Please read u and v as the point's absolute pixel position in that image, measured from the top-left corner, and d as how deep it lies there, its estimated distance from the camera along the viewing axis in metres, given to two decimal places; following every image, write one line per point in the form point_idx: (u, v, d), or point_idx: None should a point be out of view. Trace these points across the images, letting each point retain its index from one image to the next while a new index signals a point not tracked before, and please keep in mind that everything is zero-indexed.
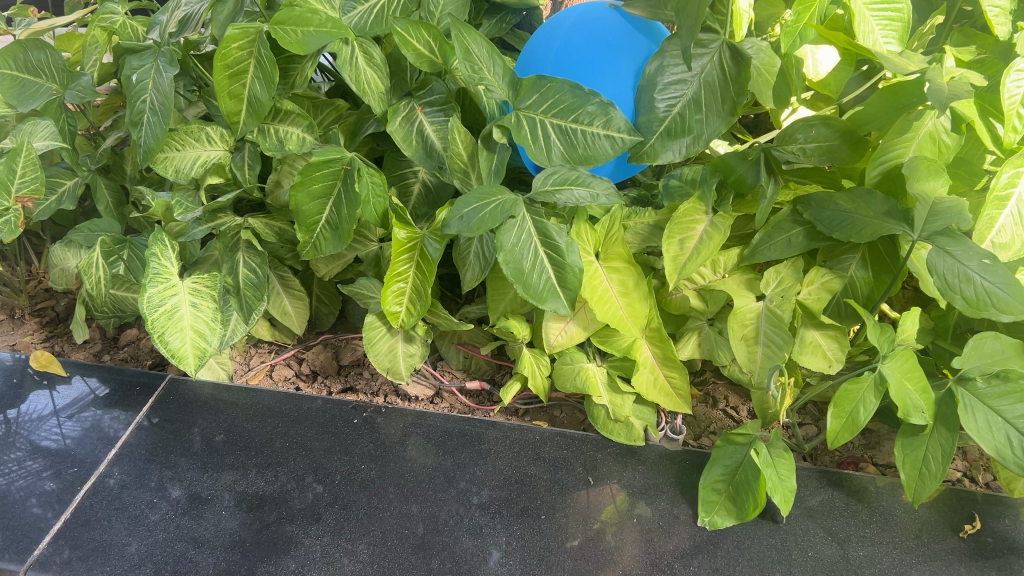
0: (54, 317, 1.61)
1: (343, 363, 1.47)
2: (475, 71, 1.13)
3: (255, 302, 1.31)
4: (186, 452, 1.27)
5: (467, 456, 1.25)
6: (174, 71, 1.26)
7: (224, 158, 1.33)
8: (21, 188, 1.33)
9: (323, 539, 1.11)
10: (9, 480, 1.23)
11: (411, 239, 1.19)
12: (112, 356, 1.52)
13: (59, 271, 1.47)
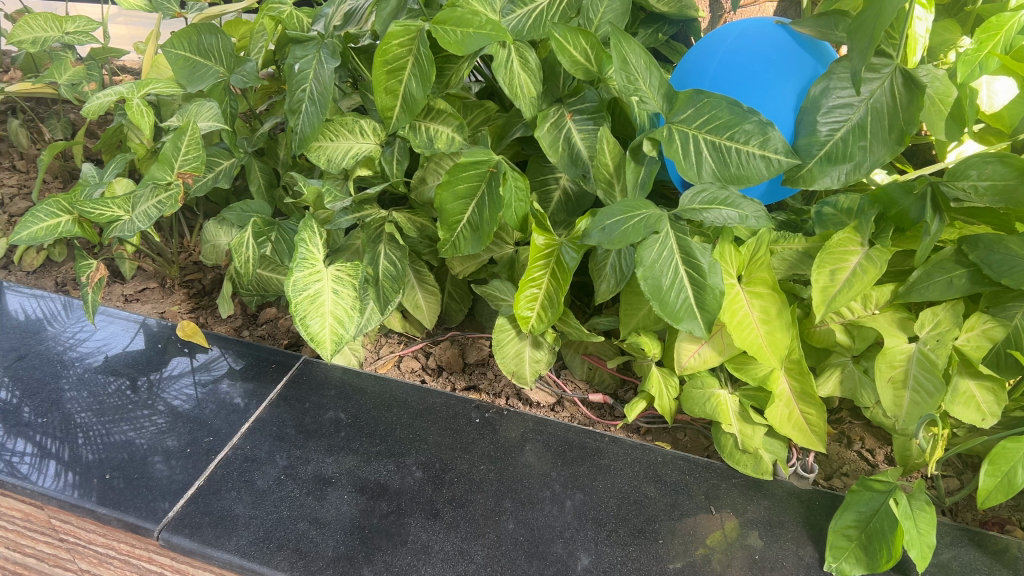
0: (201, 290, 1.68)
1: (468, 361, 1.48)
2: (631, 82, 1.12)
3: (392, 294, 1.35)
4: (313, 433, 1.30)
5: (585, 470, 1.24)
6: (335, 64, 1.30)
7: (375, 151, 1.36)
8: (183, 165, 1.41)
9: (437, 535, 1.11)
10: (148, 439, 1.30)
11: (549, 246, 1.19)
12: (251, 332, 1.58)
13: (211, 247, 1.53)
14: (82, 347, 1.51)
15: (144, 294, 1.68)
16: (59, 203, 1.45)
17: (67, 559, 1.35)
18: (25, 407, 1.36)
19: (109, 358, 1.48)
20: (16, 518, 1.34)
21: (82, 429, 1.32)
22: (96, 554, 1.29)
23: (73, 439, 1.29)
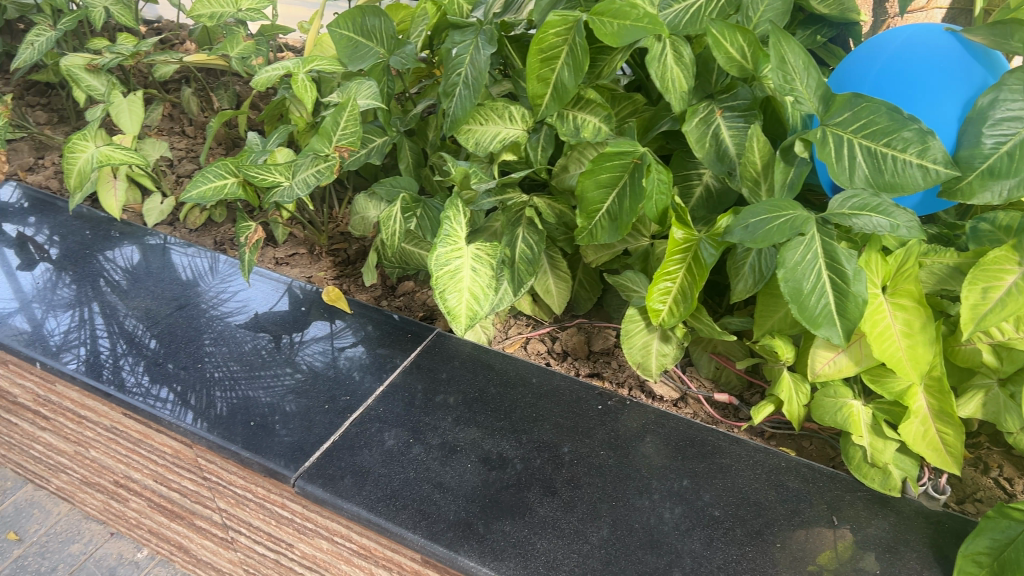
0: (345, 259, 1.77)
1: (593, 349, 1.50)
2: (787, 81, 1.11)
3: (526, 277, 1.38)
4: (441, 402, 1.35)
5: (706, 467, 1.24)
6: (491, 49, 1.34)
7: (521, 137, 1.39)
8: (341, 139, 1.49)
9: (555, 512, 1.15)
10: (282, 396, 1.38)
11: (688, 240, 1.20)
12: (389, 303, 1.65)
13: (359, 219, 1.61)
14: (226, 305, 1.62)
15: (293, 258, 1.78)
16: (227, 166, 1.57)
17: (207, 497, 1.46)
18: (178, 357, 1.48)
19: (258, 315, 1.59)
20: (167, 455, 1.45)
21: (229, 378, 1.42)
22: (234, 495, 1.39)
23: (218, 390, 1.39)
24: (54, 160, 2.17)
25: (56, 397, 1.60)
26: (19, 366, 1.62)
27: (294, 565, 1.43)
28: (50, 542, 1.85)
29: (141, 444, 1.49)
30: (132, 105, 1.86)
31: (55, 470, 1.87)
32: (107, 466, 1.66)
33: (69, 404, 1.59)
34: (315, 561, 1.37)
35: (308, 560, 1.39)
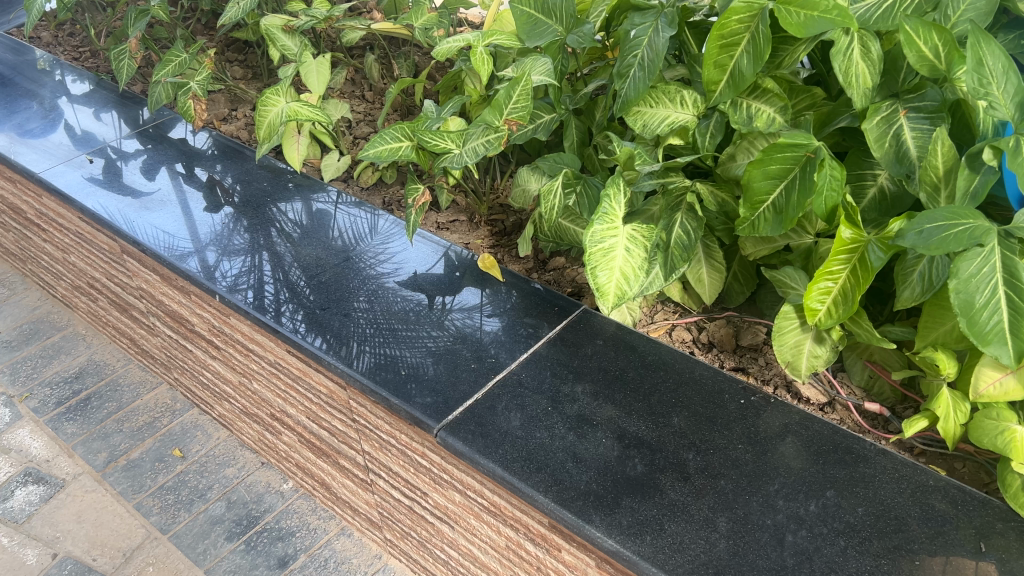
0: (502, 230, 1.81)
1: (741, 344, 1.48)
2: (982, 85, 1.06)
3: (679, 263, 1.37)
4: (582, 375, 1.37)
5: (846, 475, 1.19)
6: (671, 32, 1.34)
7: (690, 122, 1.38)
8: (512, 113, 1.52)
9: (686, 497, 1.15)
10: (431, 356, 1.44)
11: (856, 241, 1.16)
12: (539, 276, 1.67)
13: (520, 191, 1.60)
14: (385, 266, 1.69)
15: (453, 225, 1.85)
16: (403, 130, 1.64)
17: (353, 439, 1.58)
18: (337, 311, 1.57)
19: (418, 274, 1.67)
20: (322, 394, 1.57)
21: (381, 336, 1.50)
22: (379, 439, 1.50)
23: (372, 346, 1.47)
24: (246, 112, 2.33)
25: (228, 329, 1.74)
26: (199, 297, 1.77)
27: (426, 514, 1.52)
28: (209, 462, 2.04)
29: (300, 381, 1.61)
30: (320, 66, 1.97)
31: (220, 397, 2.03)
32: (266, 399, 1.80)
33: (239, 337, 1.72)
34: (446, 512, 1.45)
35: (439, 510, 1.47)
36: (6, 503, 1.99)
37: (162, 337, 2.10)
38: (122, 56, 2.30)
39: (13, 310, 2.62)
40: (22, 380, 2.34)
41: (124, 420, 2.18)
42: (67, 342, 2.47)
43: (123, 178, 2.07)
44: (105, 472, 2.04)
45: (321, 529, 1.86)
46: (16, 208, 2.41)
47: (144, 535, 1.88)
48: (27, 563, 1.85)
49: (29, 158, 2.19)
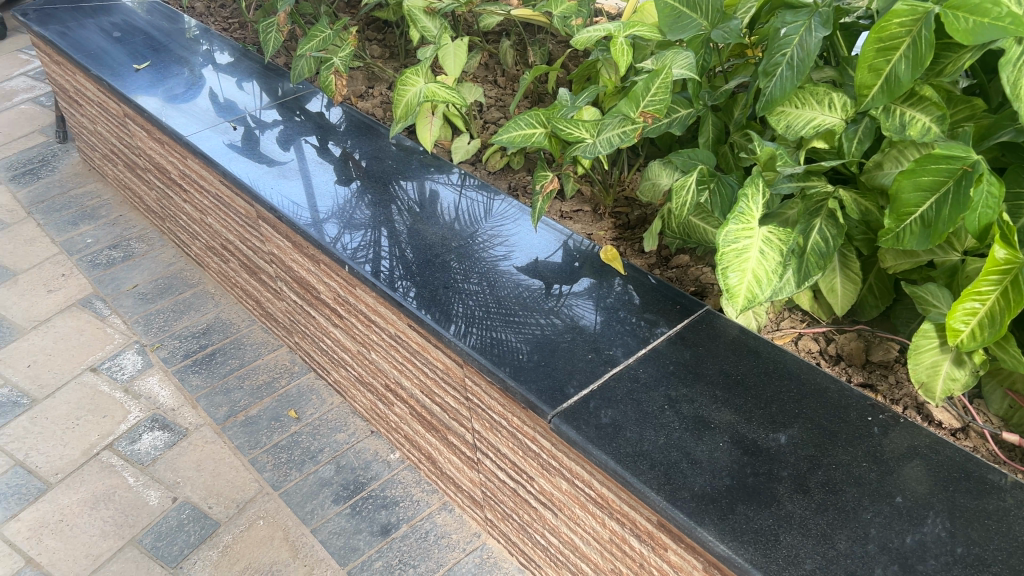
0: (626, 224, 1.79)
1: (870, 359, 1.43)
2: None
3: (813, 271, 1.33)
4: (700, 376, 1.35)
5: (977, 506, 1.13)
6: (824, 33, 1.30)
7: (838, 126, 1.34)
8: (648, 105, 1.50)
9: (803, 510, 1.12)
10: (548, 342, 1.45)
11: (1010, 262, 1.11)
12: (662, 273, 1.66)
13: (649, 185, 1.59)
14: (505, 251, 1.71)
15: (577, 215, 1.85)
16: (538, 116, 1.65)
17: (465, 417, 1.61)
18: (457, 290, 1.60)
19: (537, 261, 1.67)
20: (438, 369, 1.61)
21: (499, 320, 1.51)
22: (490, 420, 1.52)
23: (490, 328, 1.49)
24: (381, 90, 2.39)
25: (353, 299, 1.81)
26: (328, 267, 1.84)
27: (531, 498, 1.53)
28: (322, 426, 2.12)
29: (419, 355, 1.64)
30: (457, 50, 2.00)
31: (337, 364, 2.10)
32: (383, 369, 1.85)
33: (363, 308, 1.79)
34: (551, 499, 1.46)
35: (543, 496, 1.48)
36: (134, 445, 2.12)
37: (287, 302, 2.19)
38: (270, 29, 2.40)
39: (150, 265, 2.77)
40: (155, 331, 2.48)
41: (245, 378, 2.28)
42: (197, 299, 2.59)
43: (263, 146, 2.16)
44: (225, 425, 2.15)
45: (424, 502, 1.90)
46: (161, 168, 2.54)
47: (257, 489, 1.97)
48: (150, 504, 1.97)
49: (178, 121, 2.31)
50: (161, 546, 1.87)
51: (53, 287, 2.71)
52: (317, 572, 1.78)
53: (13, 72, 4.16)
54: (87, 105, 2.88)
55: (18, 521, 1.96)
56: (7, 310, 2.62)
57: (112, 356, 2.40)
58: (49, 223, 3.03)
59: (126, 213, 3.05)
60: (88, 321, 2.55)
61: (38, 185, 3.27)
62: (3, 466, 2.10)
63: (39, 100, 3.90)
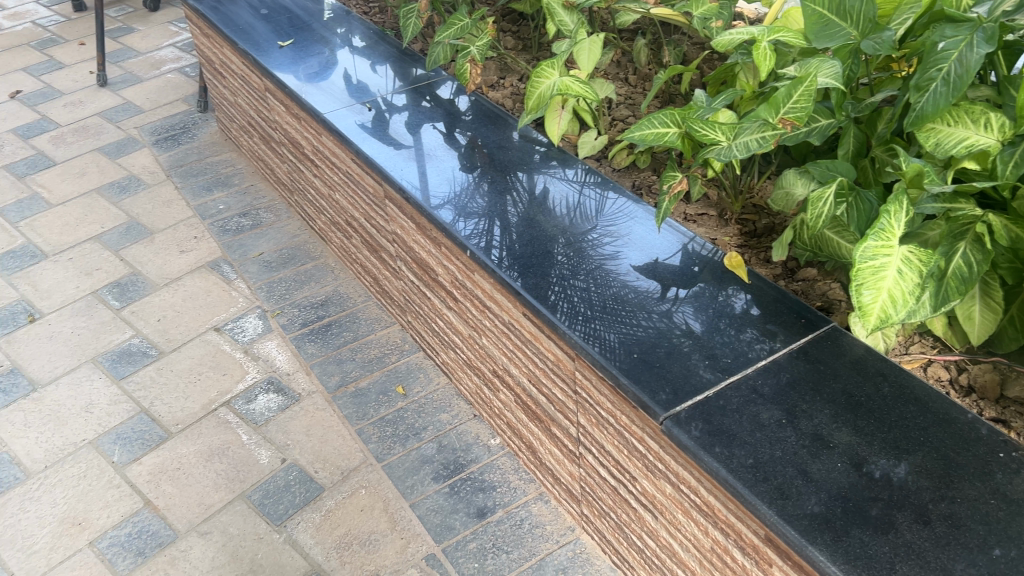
0: (752, 232, 1.76)
1: (1005, 394, 1.37)
2: None
3: (952, 296, 1.26)
4: (821, 393, 1.31)
5: None
6: (988, 49, 1.24)
7: (993, 147, 1.28)
8: (788, 112, 1.46)
9: (923, 541, 1.08)
10: (662, 344, 1.44)
11: None
12: (786, 284, 1.62)
13: (782, 194, 1.56)
14: (623, 249, 1.70)
15: (702, 218, 1.83)
16: (673, 116, 1.64)
17: (571, 410, 1.61)
18: (571, 284, 1.60)
19: (657, 262, 1.65)
20: (549, 360, 1.62)
21: (613, 317, 1.51)
22: (597, 415, 1.52)
23: (603, 325, 1.49)
24: (513, 81, 2.41)
25: (470, 284, 1.84)
26: (449, 250, 1.88)
27: (631, 499, 1.53)
28: (427, 405, 2.17)
29: (530, 344, 1.66)
30: (592, 45, 1.99)
31: (447, 346, 2.14)
32: (492, 355, 1.88)
33: (479, 293, 1.82)
34: (653, 501, 1.45)
35: (645, 498, 1.48)
36: (250, 405, 2.22)
37: (405, 282, 2.25)
38: (411, 15, 2.46)
39: (276, 235, 2.88)
40: (276, 298, 2.58)
41: (357, 351, 2.36)
42: (317, 272, 2.69)
43: (396, 128, 2.22)
44: (336, 394, 2.22)
45: (521, 490, 1.92)
46: (295, 143, 2.64)
47: (362, 459, 2.04)
48: (260, 462, 2.06)
49: (317, 99, 2.39)
50: (268, 504, 1.95)
51: (186, 248, 2.86)
52: (413, 546, 1.83)
53: (163, 42, 4.40)
54: (231, 78, 3.02)
55: (140, 464, 2.08)
56: (143, 266, 2.78)
57: (235, 318, 2.52)
58: (187, 187, 3.19)
59: (257, 184, 3.18)
60: (215, 283, 2.68)
61: (178, 150, 3.45)
62: (130, 411, 2.23)
63: (184, 71, 4.11)
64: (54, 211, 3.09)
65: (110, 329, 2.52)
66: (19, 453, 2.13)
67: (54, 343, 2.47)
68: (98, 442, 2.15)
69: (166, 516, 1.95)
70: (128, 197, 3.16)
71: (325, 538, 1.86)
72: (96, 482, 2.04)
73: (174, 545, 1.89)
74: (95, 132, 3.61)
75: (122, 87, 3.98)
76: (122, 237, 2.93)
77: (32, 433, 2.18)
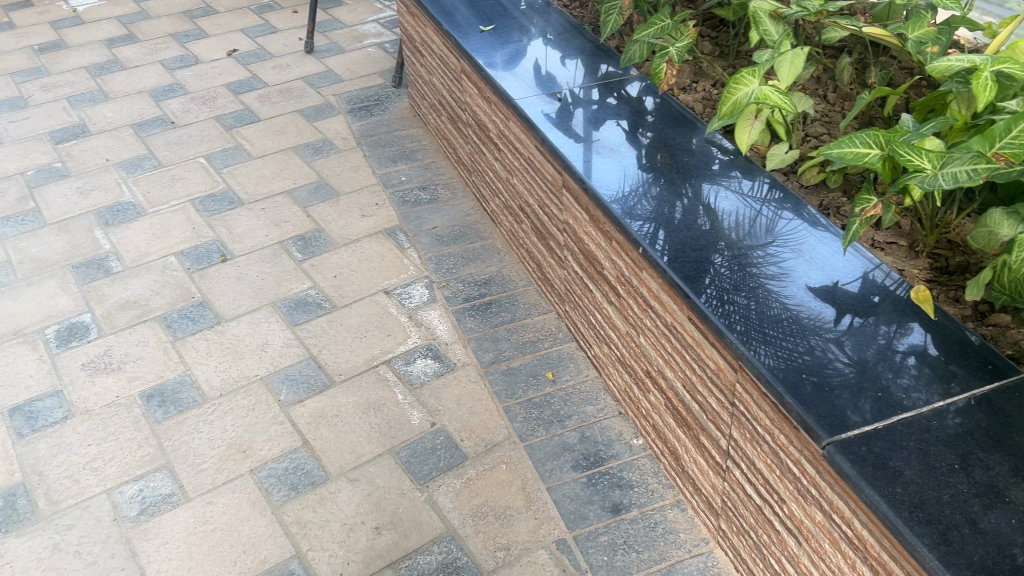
0: (943, 268, 1.68)
1: None
2: None
3: None
4: (1002, 445, 1.24)
5: None
6: None
7: None
8: (1005, 147, 1.42)
9: None
10: (833, 368, 1.40)
11: None
12: (975, 327, 1.54)
13: (984, 233, 1.48)
14: (800, 268, 1.66)
15: (890, 247, 1.76)
16: (876, 137, 1.59)
17: (724, 422, 1.60)
18: (742, 295, 1.58)
19: (836, 286, 1.60)
20: (708, 368, 1.61)
21: (782, 334, 1.48)
22: (753, 431, 1.50)
23: (772, 340, 1.47)
24: (705, 86, 2.39)
25: (636, 281, 1.85)
26: (620, 245, 1.89)
27: (774, 520, 1.51)
28: (575, 395, 2.20)
29: (692, 350, 1.66)
30: (795, 58, 1.94)
31: (602, 340, 2.16)
32: (648, 355, 1.88)
33: (645, 292, 1.82)
34: (799, 527, 1.42)
35: (791, 521, 1.45)
36: (408, 367, 2.33)
37: (569, 271, 2.28)
38: (613, 12, 2.49)
39: (450, 211, 2.99)
40: (444, 271, 2.68)
41: (514, 332, 2.42)
42: (485, 251, 2.77)
43: (584, 120, 2.25)
44: (488, 369, 2.29)
45: (658, 494, 1.92)
46: (482, 125, 2.73)
47: (506, 435, 2.09)
48: (411, 423, 2.15)
49: (510, 84, 2.46)
50: (414, 463, 2.04)
51: (367, 213, 3.01)
52: (545, 528, 1.87)
53: (368, 17, 4.63)
54: (430, 57, 3.15)
55: (303, 406, 2.22)
56: (326, 225, 2.95)
57: (405, 284, 2.64)
58: (374, 156, 3.36)
59: (439, 161, 3.31)
60: (390, 249, 2.81)
61: (370, 120, 3.63)
62: (300, 355, 2.38)
63: (384, 46, 4.31)
64: (254, 163, 3.33)
65: (290, 278, 2.69)
66: (200, 378, 2.32)
67: (241, 284, 2.67)
68: (269, 379, 2.31)
69: (321, 458, 2.07)
70: (320, 158, 3.36)
71: (463, 505, 1.93)
72: (263, 416, 2.20)
73: (325, 485, 2.00)
74: (298, 95, 3.86)
75: (327, 56, 4.22)
76: (310, 195, 3.13)
77: (212, 362, 2.37)
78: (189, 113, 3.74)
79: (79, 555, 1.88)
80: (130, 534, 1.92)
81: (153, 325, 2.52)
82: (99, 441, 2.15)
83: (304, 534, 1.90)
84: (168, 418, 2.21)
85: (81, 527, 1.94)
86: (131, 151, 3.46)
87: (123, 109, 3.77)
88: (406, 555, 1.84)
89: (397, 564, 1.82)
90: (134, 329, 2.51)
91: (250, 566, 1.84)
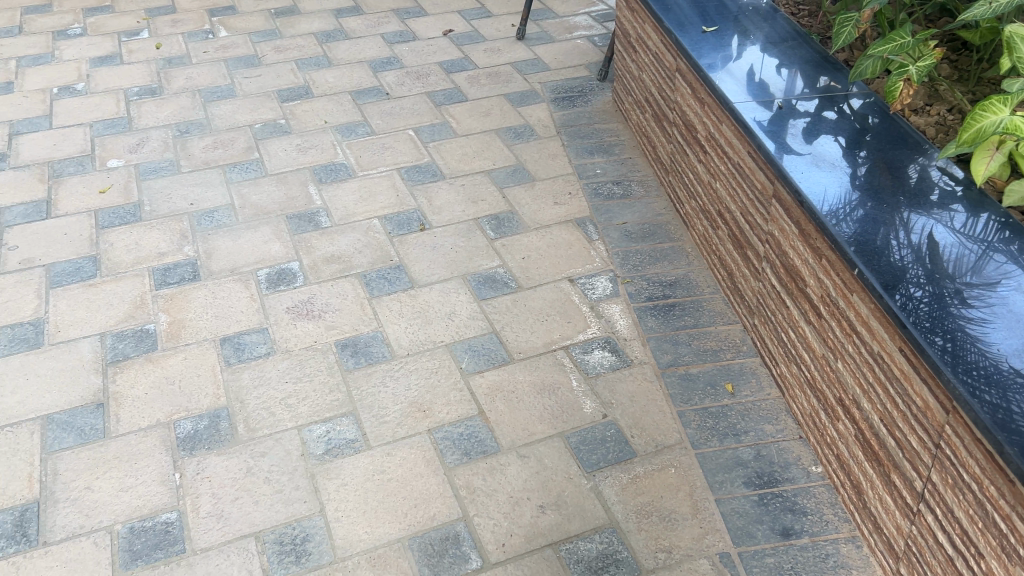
0: None
1: None
2: None
3: None
4: None
5: None
6: None
7: None
8: None
9: None
10: None
11: None
12: None
13: None
14: None
15: None
16: None
17: (924, 463, 1.52)
18: (964, 332, 1.49)
19: None
20: (914, 405, 1.53)
21: (1006, 381, 1.39)
22: (957, 477, 1.42)
23: (995, 384, 1.38)
24: (940, 111, 2.27)
25: (844, 304, 1.78)
26: (830, 265, 1.83)
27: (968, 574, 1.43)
28: (753, 411, 2.15)
29: (898, 384, 1.58)
30: None
31: (791, 359, 2.10)
32: (843, 382, 1.82)
33: (852, 316, 1.75)
34: None
35: None
36: (586, 356, 2.35)
37: (765, 285, 2.23)
38: (848, 23, 2.40)
39: (642, 209, 2.99)
40: (630, 267, 2.69)
41: (696, 338, 2.39)
42: (673, 253, 2.75)
43: (803, 131, 2.18)
44: (666, 371, 2.28)
45: (832, 525, 1.85)
46: (690, 126, 2.71)
47: (677, 439, 2.08)
48: (583, 411, 2.18)
49: (728, 87, 2.42)
50: (583, 450, 2.07)
51: (560, 200, 3.05)
52: (710, 539, 1.84)
53: (580, 9, 4.68)
54: (643, 53, 3.15)
55: (482, 377, 2.29)
56: (520, 207, 3.02)
57: (590, 275, 2.66)
58: (572, 146, 3.40)
59: (636, 157, 3.31)
60: (579, 239, 2.84)
61: (572, 110, 3.67)
62: (483, 329, 2.46)
63: (593, 39, 4.34)
64: (458, 140, 3.46)
65: (482, 254, 2.78)
66: (391, 335, 2.45)
67: (436, 253, 2.78)
68: (453, 347, 2.40)
69: (494, 429, 2.14)
70: (520, 143, 3.44)
71: (628, 500, 1.94)
72: (445, 380, 2.29)
73: (496, 457, 2.06)
74: (506, 79, 3.96)
75: (537, 44, 4.30)
76: (508, 177, 3.21)
77: (403, 322, 2.49)
78: (404, 86, 3.92)
79: (268, 481, 2.03)
80: (315, 470, 2.06)
81: (352, 280, 2.67)
82: (295, 379, 2.31)
83: (472, 499, 1.97)
84: (359, 368, 2.34)
85: (273, 457, 2.09)
86: (348, 116, 3.67)
87: (344, 76, 4.00)
88: (568, 538, 1.87)
89: (557, 545, 1.85)
90: (335, 282, 2.67)
91: (419, 520, 1.92)
